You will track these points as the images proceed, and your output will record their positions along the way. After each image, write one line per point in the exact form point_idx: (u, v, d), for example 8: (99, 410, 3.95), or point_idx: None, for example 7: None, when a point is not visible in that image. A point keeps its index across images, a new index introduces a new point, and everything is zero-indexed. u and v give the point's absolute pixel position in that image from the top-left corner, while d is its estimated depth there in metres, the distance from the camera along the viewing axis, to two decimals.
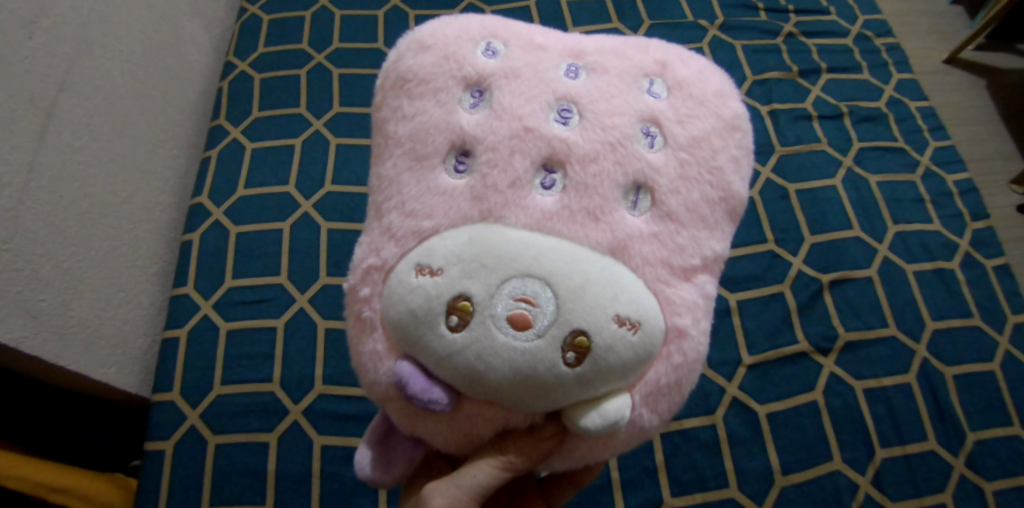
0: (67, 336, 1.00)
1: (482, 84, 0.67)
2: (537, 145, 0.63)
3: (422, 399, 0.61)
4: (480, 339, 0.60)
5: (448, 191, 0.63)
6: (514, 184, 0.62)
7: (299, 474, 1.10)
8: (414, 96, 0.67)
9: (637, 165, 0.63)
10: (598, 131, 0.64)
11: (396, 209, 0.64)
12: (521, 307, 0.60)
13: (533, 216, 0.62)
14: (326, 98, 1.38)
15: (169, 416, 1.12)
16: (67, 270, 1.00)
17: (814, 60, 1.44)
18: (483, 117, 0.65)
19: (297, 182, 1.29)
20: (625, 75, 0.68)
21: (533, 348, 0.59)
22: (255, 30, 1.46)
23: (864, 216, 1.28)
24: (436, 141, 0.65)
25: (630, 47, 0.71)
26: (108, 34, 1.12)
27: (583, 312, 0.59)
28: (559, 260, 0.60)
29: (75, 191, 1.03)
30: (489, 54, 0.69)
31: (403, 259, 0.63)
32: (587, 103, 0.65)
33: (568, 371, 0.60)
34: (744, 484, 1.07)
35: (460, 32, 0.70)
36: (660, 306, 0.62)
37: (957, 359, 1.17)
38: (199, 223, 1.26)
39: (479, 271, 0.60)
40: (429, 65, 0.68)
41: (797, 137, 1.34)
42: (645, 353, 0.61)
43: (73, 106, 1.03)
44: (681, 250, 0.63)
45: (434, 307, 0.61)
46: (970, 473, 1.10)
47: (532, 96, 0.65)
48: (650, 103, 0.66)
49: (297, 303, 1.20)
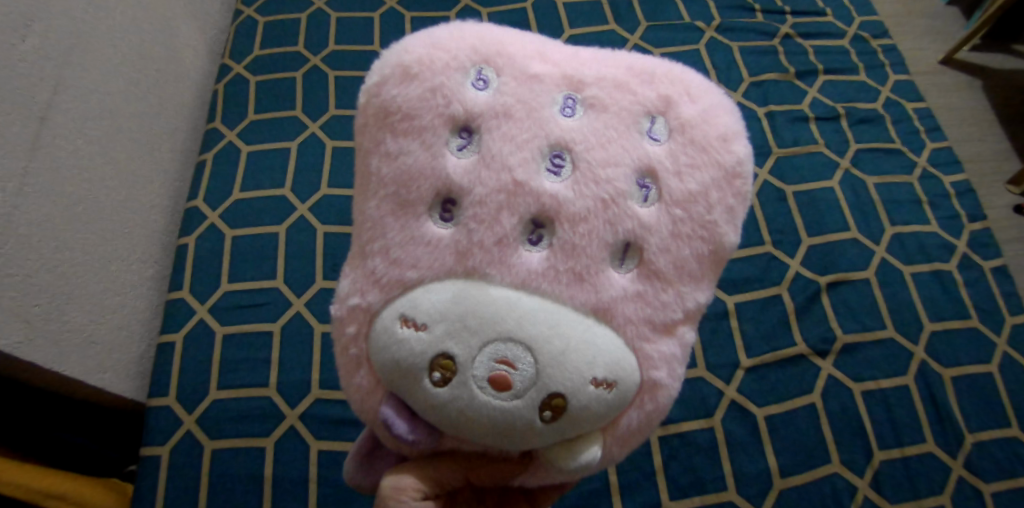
0: (62, 341, 0.99)
1: (471, 124, 0.61)
2: (527, 201, 0.59)
3: (404, 439, 0.62)
4: (462, 398, 0.58)
5: (434, 242, 0.60)
6: (501, 242, 0.59)
7: (296, 479, 1.09)
8: (399, 133, 0.62)
9: (628, 224, 0.60)
10: (591, 186, 0.59)
11: (381, 256, 0.61)
12: (500, 369, 0.58)
13: (519, 275, 0.59)
14: (321, 101, 1.37)
15: (165, 421, 1.11)
16: (60, 274, 0.99)
17: (811, 62, 1.44)
18: (471, 165, 0.60)
19: (294, 185, 1.29)
20: (625, 116, 0.62)
21: (511, 409, 0.58)
22: (249, 33, 1.45)
23: (862, 217, 1.27)
24: (421, 188, 0.61)
25: (632, 76, 0.64)
26: (103, 38, 1.11)
27: (561, 378, 0.58)
28: (542, 325, 0.58)
29: (69, 195, 1.02)
30: (482, 87, 0.62)
31: (387, 309, 0.61)
32: (581, 152, 0.60)
33: (545, 428, 0.59)
34: (743, 488, 1.07)
35: (448, 57, 0.62)
36: (637, 362, 0.60)
37: (955, 361, 1.17)
38: (195, 227, 1.25)
39: (463, 332, 0.58)
40: (415, 98, 0.61)
41: (794, 138, 1.34)
42: (618, 405, 0.60)
43: (66, 109, 1.02)
44: (666, 309, 0.61)
45: (418, 362, 0.59)
46: (968, 475, 1.09)
47: (522, 142, 0.60)
48: (645, 151, 0.61)
49: (293, 307, 1.19)
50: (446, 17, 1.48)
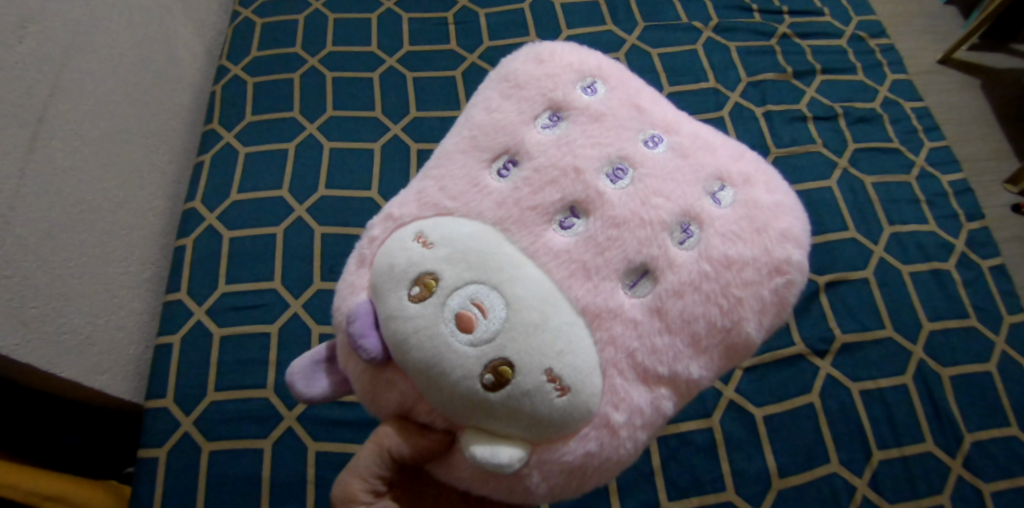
0: (61, 343, 0.99)
1: (565, 113, 0.69)
2: (577, 186, 0.65)
3: (355, 339, 0.63)
4: (427, 326, 0.61)
5: (482, 187, 0.66)
6: (537, 210, 0.64)
7: (293, 480, 1.09)
8: (507, 96, 0.71)
9: (655, 250, 0.63)
10: (638, 202, 0.64)
11: (434, 184, 0.68)
12: (471, 309, 0.61)
13: (539, 245, 0.63)
14: (319, 101, 1.37)
15: (162, 423, 1.11)
16: (58, 276, 0.99)
17: (808, 61, 1.44)
18: (545, 140, 0.67)
19: (292, 186, 1.29)
20: (699, 170, 0.68)
21: (460, 353, 0.60)
22: (247, 34, 1.45)
23: (859, 217, 1.27)
24: (495, 139, 0.68)
25: (726, 148, 0.71)
26: (100, 39, 1.11)
27: (521, 346, 0.60)
28: (531, 293, 0.61)
29: (66, 196, 1.02)
30: (589, 93, 0.71)
31: (412, 224, 0.66)
32: (643, 173, 0.66)
33: (480, 391, 0.60)
34: (742, 488, 1.06)
35: (579, 60, 0.73)
36: (602, 388, 0.61)
37: (954, 361, 1.16)
38: (193, 228, 1.25)
39: (460, 263, 0.62)
40: (536, 73, 0.71)
41: (792, 138, 1.34)
42: (561, 421, 0.60)
43: (63, 111, 1.02)
44: (655, 354, 0.62)
45: (408, 272, 0.62)
46: (967, 475, 1.09)
47: (601, 143, 0.67)
48: (702, 202, 0.66)
49: (291, 308, 1.19)
50: (443, 18, 1.48)
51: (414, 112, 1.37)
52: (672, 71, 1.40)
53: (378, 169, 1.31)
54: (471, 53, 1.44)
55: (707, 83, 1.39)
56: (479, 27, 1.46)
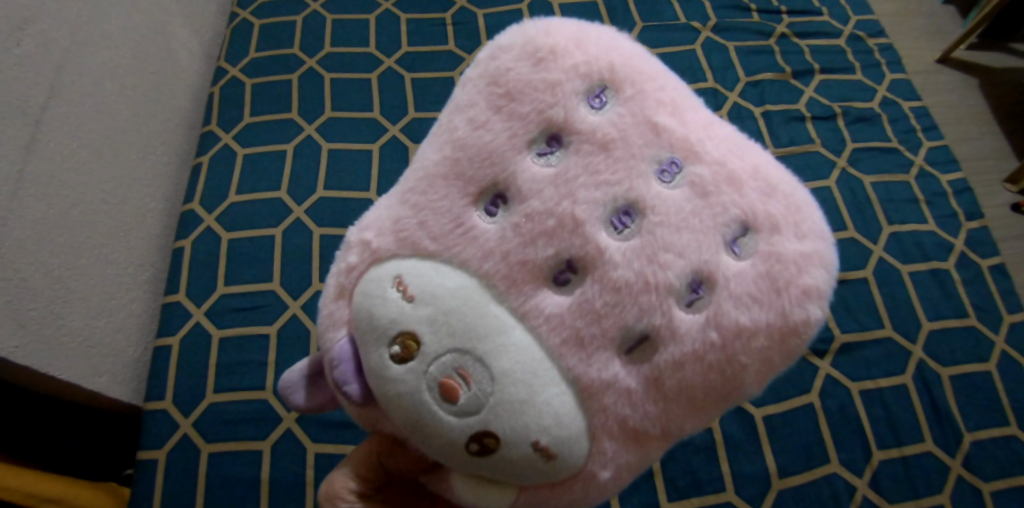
0: (59, 345, 0.99)
1: (563, 139, 0.62)
2: (572, 240, 0.59)
3: (339, 381, 0.63)
4: (411, 392, 0.60)
5: (469, 232, 0.61)
6: (526, 264, 0.59)
7: (292, 481, 1.09)
8: (498, 109, 0.62)
9: (657, 317, 0.58)
10: (643, 261, 0.58)
11: (412, 215, 0.63)
12: (455, 378, 0.59)
13: (528, 305, 0.59)
14: (317, 102, 1.37)
15: (161, 425, 1.11)
16: (57, 278, 0.99)
17: (807, 61, 1.44)
18: (541, 175, 0.61)
19: (290, 188, 1.28)
20: (716, 211, 0.59)
21: (445, 422, 0.59)
22: (246, 35, 1.45)
23: (859, 216, 1.27)
24: (484, 170, 0.62)
25: (751, 176, 0.61)
26: (98, 40, 1.11)
27: (507, 421, 0.58)
28: (518, 365, 0.58)
29: (64, 198, 1.02)
30: (596, 107, 0.62)
31: (391, 263, 0.63)
32: (651, 222, 0.58)
33: (465, 454, 0.60)
34: (741, 488, 1.06)
35: (585, 62, 0.62)
36: (590, 450, 0.60)
37: (954, 360, 1.16)
38: (191, 230, 1.24)
39: (441, 327, 0.59)
40: (532, 82, 0.62)
41: (791, 138, 1.34)
42: (548, 478, 0.60)
43: (61, 113, 1.02)
44: (648, 420, 0.59)
45: (388, 329, 0.61)
46: (967, 474, 1.09)
47: (605, 183, 0.60)
48: (718, 256, 0.58)
49: (290, 310, 1.19)
50: (442, 18, 1.48)
51: (413, 113, 1.37)
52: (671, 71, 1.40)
53: (376, 170, 1.31)
54: (469, 53, 1.44)
55: (705, 83, 1.39)
56: (477, 27, 1.47)
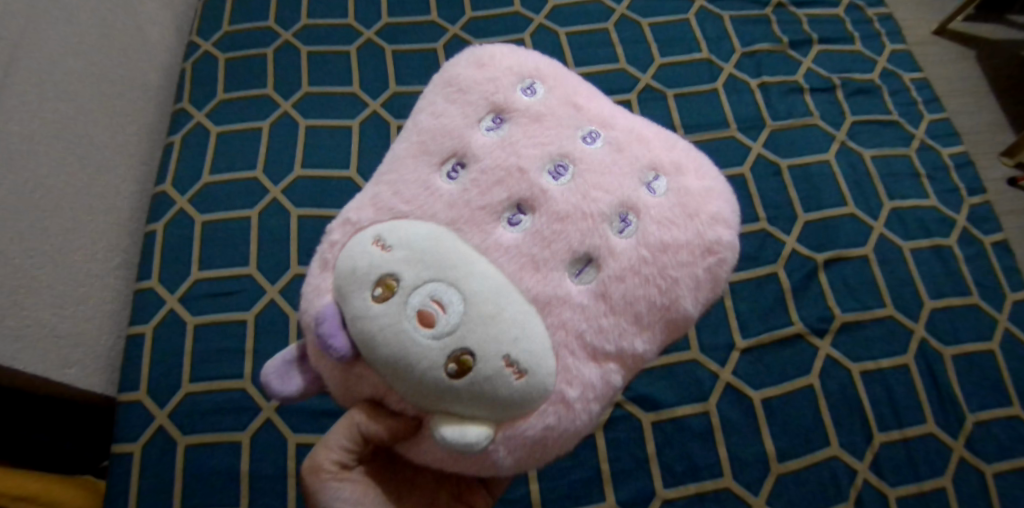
0: (22, 337, 0.94)
1: (507, 112, 0.63)
2: (520, 184, 0.59)
3: (324, 341, 0.57)
4: (388, 325, 0.55)
5: (432, 190, 0.60)
6: (482, 208, 0.58)
7: (271, 474, 1.05)
8: (450, 100, 0.65)
9: (596, 241, 0.58)
10: (578, 196, 0.59)
11: (387, 189, 0.61)
12: (431, 306, 0.55)
13: (485, 243, 0.58)
14: (294, 79, 1.31)
15: (135, 417, 1.06)
16: (17, 266, 0.94)
17: (804, 32, 1.38)
18: (490, 142, 0.62)
19: (266, 167, 1.23)
20: (633, 161, 0.63)
21: (422, 345, 0.54)
22: (219, 7, 1.38)
23: (858, 192, 1.22)
24: (442, 143, 0.62)
25: (658, 138, 0.66)
26: (59, 13, 1.05)
27: (481, 335, 0.54)
28: (486, 286, 0.55)
29: (25, 182, 0.96)
30: (528, 94, 0.65)
31: (369, 229, 0.59)
32: (583, 167, 0.61)
33: (443, 381, 0.54)
34: (739, 474, 1.03)
35: (515, 63, 0.67)
36: (556, 368, 0.56)
37: (956, 340, 1.12)
38: (163, 213, 1.19)
39: (417, 261, 0.56)
40: (475, 79, 0.65)
41: (788, 111, 1.29)
42: (519, 404, 0.55)
43: (19, 91, 0.96)
44: (603, 334, 0.57)
45: (368, 273, 0.56)
46: (970, 457, 1.05)
47: (541, 143, 0.61)
48: (638, 192, 0.61)
49: (268, 295, 1.14)
50: None
51: (394, 89, 1.31)
52: (663, 42, 1.34)
53: (355, 149, 1.25)
54: (453, 25, 1.37)
55: (700, 55, 1.33)
56: None
